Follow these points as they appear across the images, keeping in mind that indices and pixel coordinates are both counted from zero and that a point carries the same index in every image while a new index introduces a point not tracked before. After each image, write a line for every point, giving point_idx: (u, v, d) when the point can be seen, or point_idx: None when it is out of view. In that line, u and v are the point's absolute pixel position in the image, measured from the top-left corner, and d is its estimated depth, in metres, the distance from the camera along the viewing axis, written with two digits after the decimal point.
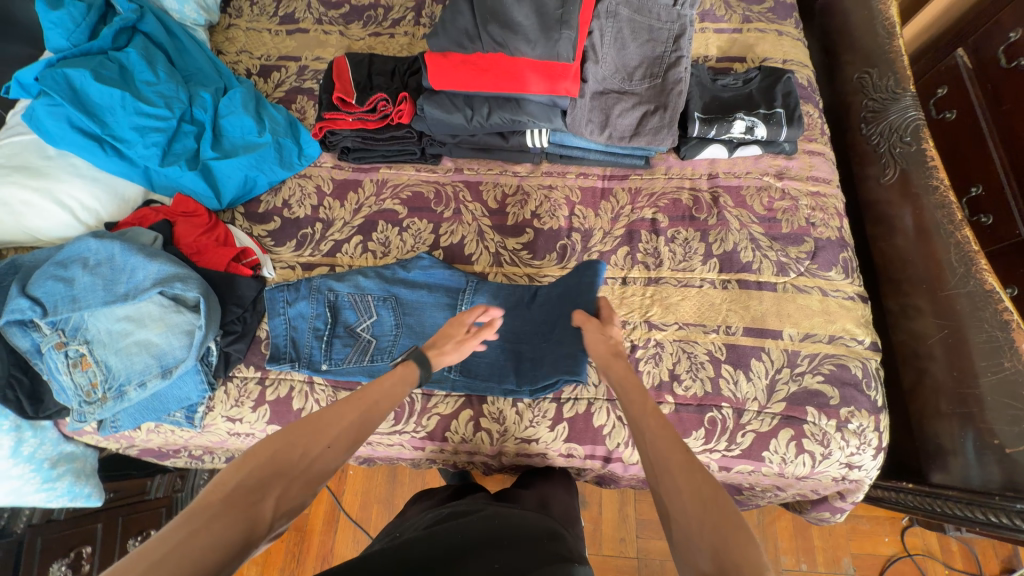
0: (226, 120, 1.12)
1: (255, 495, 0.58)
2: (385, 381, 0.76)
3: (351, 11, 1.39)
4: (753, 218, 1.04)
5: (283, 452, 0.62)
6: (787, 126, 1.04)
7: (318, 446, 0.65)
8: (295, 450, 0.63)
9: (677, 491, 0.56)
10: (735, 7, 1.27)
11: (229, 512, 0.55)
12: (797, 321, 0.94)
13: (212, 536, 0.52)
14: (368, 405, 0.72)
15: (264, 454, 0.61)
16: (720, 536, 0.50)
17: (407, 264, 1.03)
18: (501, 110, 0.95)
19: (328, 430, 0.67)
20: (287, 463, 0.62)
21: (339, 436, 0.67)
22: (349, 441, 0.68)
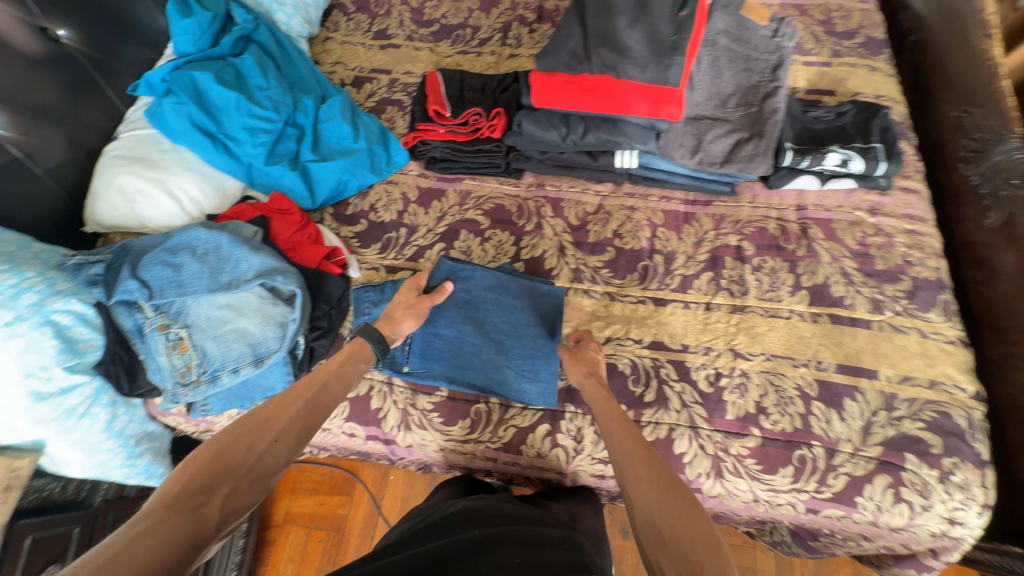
0: (325, 125, 1.19)
1: (199, 498, 0.58)
2: (334, 376, 0.78)
3: (441, 29, 1.45)
4: (844, 251, 1.01)
5: (225, 452, 0.62)
6: (885, 161, 1.02)
7: (265, 443, 0.66)
8: (240, 451, 0.63)
9: (638, 481, 0.63)
10: (824, 41, 1.27)
11: (173, 515, 0.55)
12: (895, 362, 0.90)
13: (157, 540, 0.53)
14: (314, 399, 0.74)
15: (208, 456, 0.62)
16: (682, 521, 0.56)
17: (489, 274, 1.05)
18: (597, 130, 0.97)
19: (273, 425, 0.68)
20: (229, 464, 0.62)
21: (287, 429, 0.69)
22: (296, 434, 0.69)
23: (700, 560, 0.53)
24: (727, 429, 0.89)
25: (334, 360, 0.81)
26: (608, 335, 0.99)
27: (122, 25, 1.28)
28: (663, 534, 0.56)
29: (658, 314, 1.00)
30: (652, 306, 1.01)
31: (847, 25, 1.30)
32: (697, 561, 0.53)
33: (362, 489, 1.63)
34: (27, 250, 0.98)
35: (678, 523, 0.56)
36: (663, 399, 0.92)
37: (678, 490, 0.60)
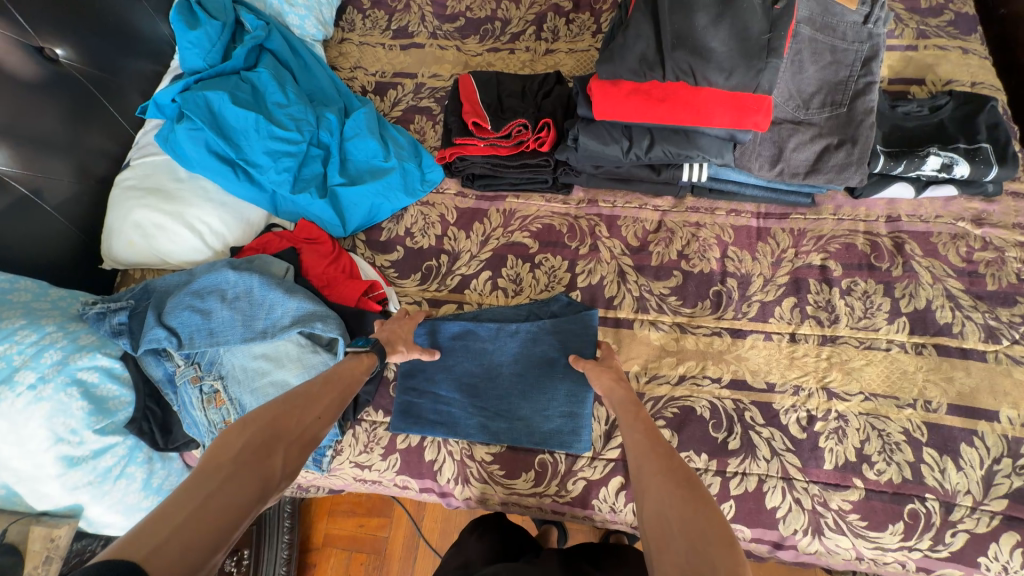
0: (352, 143, 1.08)
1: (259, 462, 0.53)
2: (358, 360, 0.74)
3: (467, 24, 1.32)
4: (948, 270, 0.89)
5: (280, 418, 0.58)
6: (996, 165, 0.89)
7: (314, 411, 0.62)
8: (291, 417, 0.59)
9: (646, 476, 0.57)
10: (907, 21, 1.12)
11: (241, 474, 0.51)
12: (1017, 401, 0.79)
13: (225, 500, 0.48)
14: (345, 375, 0.70)
15: (263, 420, 0.57)
16: (693, 519, 0.50)
17: (543, 304, 0.95)
18: (667, 143, 0.84)
19: (314, 397, 0.64)
20: (285, 429, 0.58)
21: (327, 400, 0.65)
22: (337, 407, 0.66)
23: (713, 559, 0.46)
24: (826, 480, 0.80)
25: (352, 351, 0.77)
26: (682, 373, 0.89)
27: (123, 36, 1.17)
28: (672, 532, 0.49)
29: (737, 348, 0.89)
30: (729, 339, 0.90)
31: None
32: (707, 560, 0.46)
33: (400, 510, 1.51)
34: (43, 298, 0.90)
35: (685, 516, 0.50)
36: (750, 446, 0.82)
37: (694, 488, 0.53)
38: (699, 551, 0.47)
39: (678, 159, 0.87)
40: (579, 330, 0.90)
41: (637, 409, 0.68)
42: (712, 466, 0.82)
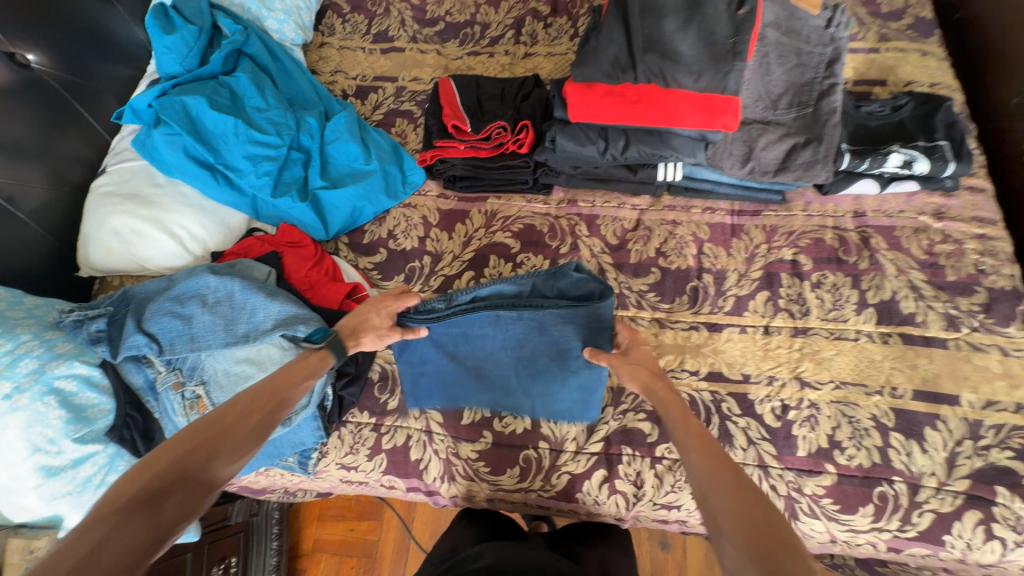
0: (333, 146, 1.08)
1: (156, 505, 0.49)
2: (296, 368, 0.70)
3: (447, 28, 1.33)
4: (911, 262, 0.93)
5: (189, 451, 0.54)
6: (953, 161, 0.93)
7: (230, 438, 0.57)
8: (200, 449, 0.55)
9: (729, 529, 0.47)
10: (870, 24, 1.17)
11: (135, 520, 0.48)
12: (976, 386, 0.83)
13: (116, 552, 0.46)
14: (275, 390, 0.65)
15: (171, 455, 0.53)
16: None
17: (551, 279, 0.75)
18: (642, 144, 0.87)
19: (230, 422, 0.59)
20: (196, 463, 0.54)
21: (249, 423, 0.60)
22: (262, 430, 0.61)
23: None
24: (800, 467, 0.83)
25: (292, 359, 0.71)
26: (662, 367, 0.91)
27: (97, 41, 1.16)
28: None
29: (714, 342, 0.92)
30: (706, 332, 0.93)
31: (893, 4, 1.19)
32: None
33: (390, 512, 1.50)
34: (18, 307, 0.89)
35: None
36: (727, 436, 0.85)
37: (785, 544, 0.44)
38: None
39: (653, 158, 0.89)
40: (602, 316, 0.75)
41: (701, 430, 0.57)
42: None
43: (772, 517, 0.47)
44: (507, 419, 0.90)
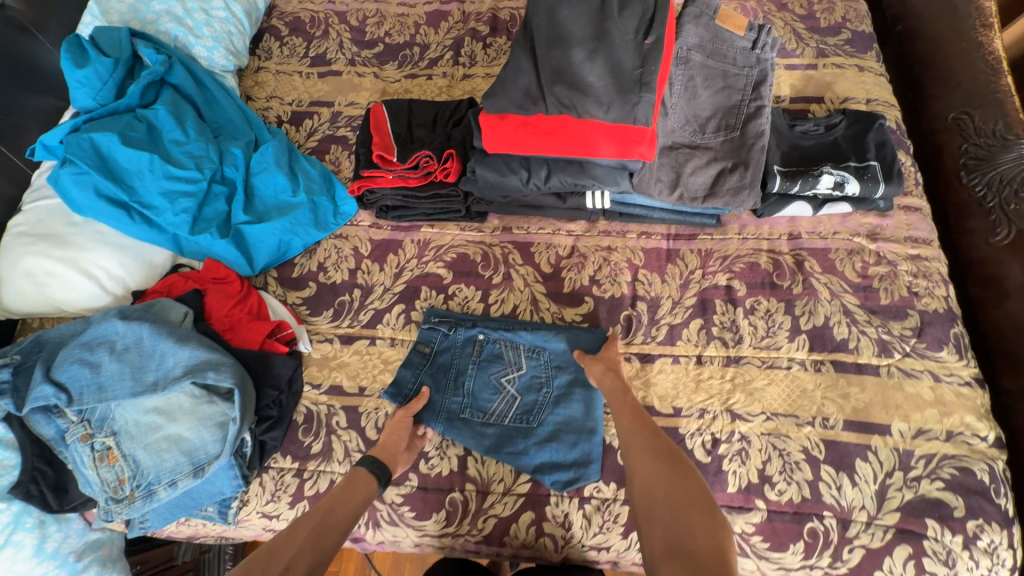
0: (259, 178, 1.04)
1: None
2: (351, 488, 0.76)
3: (385, 50, 1.31)
4: (844, 286, 0.92)
5: None
6: (884, 183, 0.91)
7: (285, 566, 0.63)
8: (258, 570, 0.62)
9: (636, 453, 0.69)
10: (807, 40, 1.16)
11: None
12: (907, 414, 0.82)
13: None
14: (324, 517, 0.71)
15: None
16: (676, 493, 0.62)
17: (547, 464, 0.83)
18: (562, 173, 0.85)
19: (286, 551, 0.65)
20: None
21: (303, 555, 0.65)
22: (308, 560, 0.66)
23: (691, 525, 0.58)
24: (729, 503, 0.80)
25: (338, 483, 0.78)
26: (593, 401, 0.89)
27: (18, 73, 1.12)
28: (657, 500, 0.62)
29: (646, 373, 0.89)
30: (639, 364, 0.90)
31: (830, 19, 1.18)
32: (688, 524, 0.58)
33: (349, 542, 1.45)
34: None
35: (673, 493, 0.62)
36: None
37: (668, 453, 0.67)
38: (680, 512, 0.60)
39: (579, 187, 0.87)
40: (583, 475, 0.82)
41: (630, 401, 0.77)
42: (620, 494, 0.82)
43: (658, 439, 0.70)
44: (434, 460, 0.87)
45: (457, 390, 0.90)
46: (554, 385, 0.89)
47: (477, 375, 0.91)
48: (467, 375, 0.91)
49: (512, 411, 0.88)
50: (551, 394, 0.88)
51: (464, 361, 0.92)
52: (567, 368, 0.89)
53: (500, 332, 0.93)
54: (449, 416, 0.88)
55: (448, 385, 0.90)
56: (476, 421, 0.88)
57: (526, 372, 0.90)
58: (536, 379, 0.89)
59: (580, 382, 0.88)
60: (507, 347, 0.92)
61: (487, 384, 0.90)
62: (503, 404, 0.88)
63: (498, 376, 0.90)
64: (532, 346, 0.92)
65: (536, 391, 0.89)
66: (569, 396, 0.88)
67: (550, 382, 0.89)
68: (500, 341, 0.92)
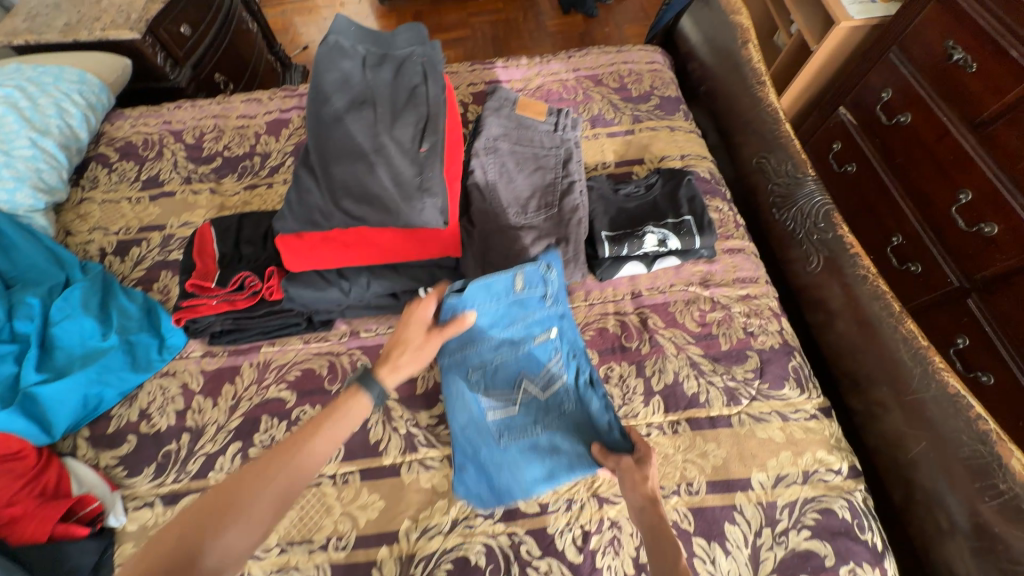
0: (60, 327, 0.93)
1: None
2: (351, 407, 0.65)
3: (225, 164, 1.27)
4: (687, 337, 0.93)
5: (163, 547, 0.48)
6: (699, 235, 0.97)
7: (239, 513, 0.52)
8: (200, 518, 0.51)
9: None
10: (623, 109, 1.27)
11: None
12: (764, 462, 0.81)
13: None
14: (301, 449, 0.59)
15: (156, 551, 0.48)
16: None
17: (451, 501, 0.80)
18: (380, 280, 0.85)
19: (245, 495, 0.53)
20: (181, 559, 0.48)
21: (267, 502, 0.54)
22: (269, 509, 0.54)
23: None
24: None
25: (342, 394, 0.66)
26: (454, 518, 0.79)
27: None
28: None
29: None
30: None
31: (640, 88, 1.31)
32: None
33: None
34: None
35: None
36: None
37: None
38: None
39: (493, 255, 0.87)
40: (495, 497, 0.78)
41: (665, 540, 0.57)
42: None
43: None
44: None
45: (492, 348, 0.85)
46: (546, 437, 0.80)
47: (516, 356, 0.86)
48: (517, 349, 0.86)
49: (503, 413, 0.82)
50: (535, 437, 0.80)
51: (524, 334, 0.86)
52: (569, 433, 0.80)
53: (568, 350, 0.86)
54: (462, 351, 0.84)
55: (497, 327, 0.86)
56: (476, 389, 0.84)
57: (542, 399, 0.84)
58: (541, 412, 0.83)
59: (577, 460, 0.76)
60: (559, 361, 0.86)
61: (516, 375, 0.85)
62: (504, 399, 0.84)
63: (525, 376, 0.85)
64: (573, 388, 0.83)
65: (533, 420, 0.82)
66: (557, 454, 0.78)
67: (548, 434, 0.80)
68: (557, 355, 0.86)
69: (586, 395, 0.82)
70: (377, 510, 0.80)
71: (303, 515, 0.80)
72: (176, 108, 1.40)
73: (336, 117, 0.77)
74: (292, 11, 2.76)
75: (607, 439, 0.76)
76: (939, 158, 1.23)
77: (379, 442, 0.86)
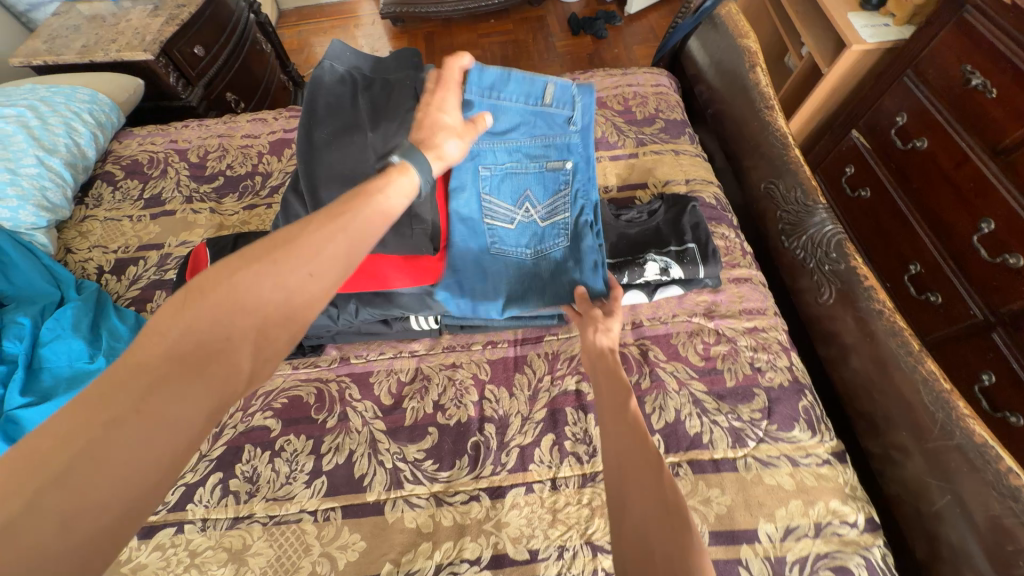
0: (48, 347, 0.92)
1: (107, 433, 0.37)
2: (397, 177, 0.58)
3: (226, 183, 1.28)
4: (690, 372, 0.89)
5: (217, 292, 0.42)
6: (703, 264, 0.93)
7: (230, 325, 0.42)
8: (181, 324, 0.41)
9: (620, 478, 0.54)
10: (627, 132, 1.25)
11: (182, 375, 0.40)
12: (772, 512, 0.75)
13: (161, 420, 0.38)
14: (358, 207, 0.52)
15: (214, 292, 0.42)
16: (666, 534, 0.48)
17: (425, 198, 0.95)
18: (369, 307, 0.85)
19: (311, 242, 0.47)
20: (245, 303, 0.43)
21: (332, 251, 0.47)
22: (335, 257, 0.47)
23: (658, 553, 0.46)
24: None
25: (372, 180, 0.56)
26: (437, 563, 0.74)
27: None
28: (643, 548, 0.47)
29: (497, 513, 0.78)
30: (489, 502, 0.79)
31: (645, 111, 1.29)
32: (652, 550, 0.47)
33: None
34: None
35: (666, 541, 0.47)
36: None
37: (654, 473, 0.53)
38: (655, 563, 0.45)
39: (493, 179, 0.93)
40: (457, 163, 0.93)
41: (623, 410, 0.61)
42: None
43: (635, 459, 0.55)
44: None
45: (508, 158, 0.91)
46: (535, 263, 0.89)
47: (524, 181, 0.92)
48: (532, 165, 0.91)
49: (500, 224, 0.91)
50: (524, 257, 0.90)
51: (542, 157, 0.91)
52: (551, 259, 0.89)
53: (580, 188, 0.91)
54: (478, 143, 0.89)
55: (521, 136, 0.90)
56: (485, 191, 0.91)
57: (540, 224, 0.91)
58: (534, 236, 0.91)
59: (556, 291, 0.87)
60: (568, 194, 0.91)
61: (522, 191, 0.91)
62: (505, 212, 0.92)
63: (530, 197, 0.92)
64: (572, 220, 0.90)
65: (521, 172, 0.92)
66: (537, 274, 0.89)
67: (534, 258, 0.90)
68: (567, 189, 0.91)
69: (579, 235, 0.89)
70: (358, 551, 0.76)
71: (282, 553, 0.76)
72: (183, 127, 1.42)
73: (328, 145, 0.83)
74: (308, 32, 2.83)
75: (590, 285, 0.86)
76: (959, 186, 1.18)
77: (364, 476, 0.83)
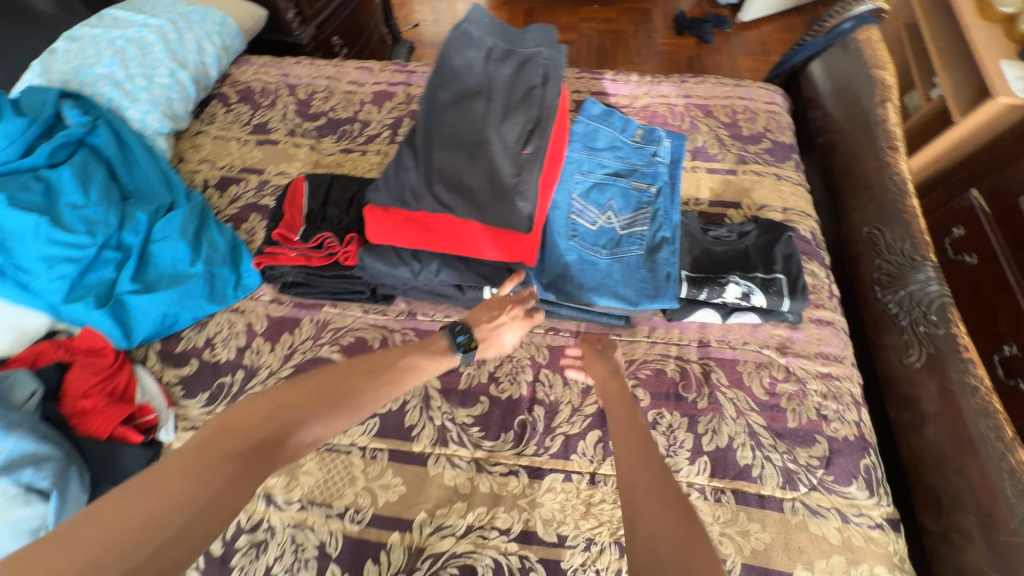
0: (158, 245, 1.01)
1: (209, 501, 0.50)
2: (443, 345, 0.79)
3: (327, 124, 1.33)
4: (751, 403, 0.86)
5: (294, 399, 0.63)
6: (789, 297, 0.89)
7: (303, 426, 0.61)
8: (275, 419, 0.60)
9: (632, 485, 0.59)
10: (729, 146, 1.20)
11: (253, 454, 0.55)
12: (811, 561, 0.73)
13: (235, 488, 0.52)
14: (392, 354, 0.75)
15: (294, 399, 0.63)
16: (680, 542, 0.51)
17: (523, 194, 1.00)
18: (450, 269, 0.85)
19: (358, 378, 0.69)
20: (307, 410, 0.62)
21: (368, 384, 0.69)
22: (370, 389, 0.69)
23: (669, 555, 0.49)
24: None
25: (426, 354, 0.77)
26: (468, 524, 0.78)
27: None
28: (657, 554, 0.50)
29: (533, 492, 0.80)
30: (527, 480, 0.81)
31: (752, 128, 1.23)
32: (664, 556, 0.49)
33: None
34: None
35: (678, 548, 0.50)
36: None
37: (667, 484, 0.58)
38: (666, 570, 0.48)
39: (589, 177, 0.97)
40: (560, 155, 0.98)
41: (636, 421, 0.70)
42: None
43: (644, 473, 0.60)
44: None
45: (605, 171, 0.98)
46: (609, 264, 0.89)
47: (614, 191, 0.96)
48: (620, 180, 0.98)
49: (583, 221, 0.93)
50: (599, 256, 0.90)
51: (633, 178, 0.98)
52: (625, 264, 0.89)
53: (663, 209, 0.94)
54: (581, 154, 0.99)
55: (612, 158, 1.00)
56: (579, 190, 0.95)
57: (620, 231, 0.93)
58: (613, 240, 0.92)
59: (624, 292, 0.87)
60: (649, 213, 0.95)
61: (609, 198, 0.95)
62: (591, 213, 0.94)
63: (615, 205, 0.95)
64: (650, 234, 0.92)
65: (613, 182, 0.97)
66: (609, 275, 0.89)
67: (608, 260, 0.90)
68: (650, 206, 0.95)
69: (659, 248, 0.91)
70: (397, 494, 0.81)
71: (330, 477, 0.83)
72: (295, 63, 1.48)
73: (449, 107, 0.87)
74: None
75: (662, 294, 0.86)
76: None
77: (413, 427, 0.87)
